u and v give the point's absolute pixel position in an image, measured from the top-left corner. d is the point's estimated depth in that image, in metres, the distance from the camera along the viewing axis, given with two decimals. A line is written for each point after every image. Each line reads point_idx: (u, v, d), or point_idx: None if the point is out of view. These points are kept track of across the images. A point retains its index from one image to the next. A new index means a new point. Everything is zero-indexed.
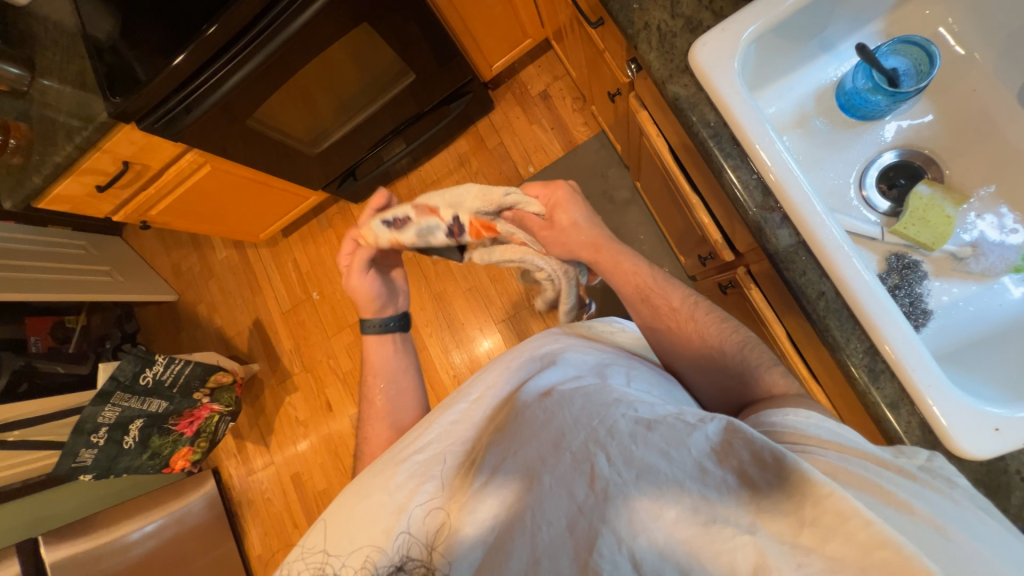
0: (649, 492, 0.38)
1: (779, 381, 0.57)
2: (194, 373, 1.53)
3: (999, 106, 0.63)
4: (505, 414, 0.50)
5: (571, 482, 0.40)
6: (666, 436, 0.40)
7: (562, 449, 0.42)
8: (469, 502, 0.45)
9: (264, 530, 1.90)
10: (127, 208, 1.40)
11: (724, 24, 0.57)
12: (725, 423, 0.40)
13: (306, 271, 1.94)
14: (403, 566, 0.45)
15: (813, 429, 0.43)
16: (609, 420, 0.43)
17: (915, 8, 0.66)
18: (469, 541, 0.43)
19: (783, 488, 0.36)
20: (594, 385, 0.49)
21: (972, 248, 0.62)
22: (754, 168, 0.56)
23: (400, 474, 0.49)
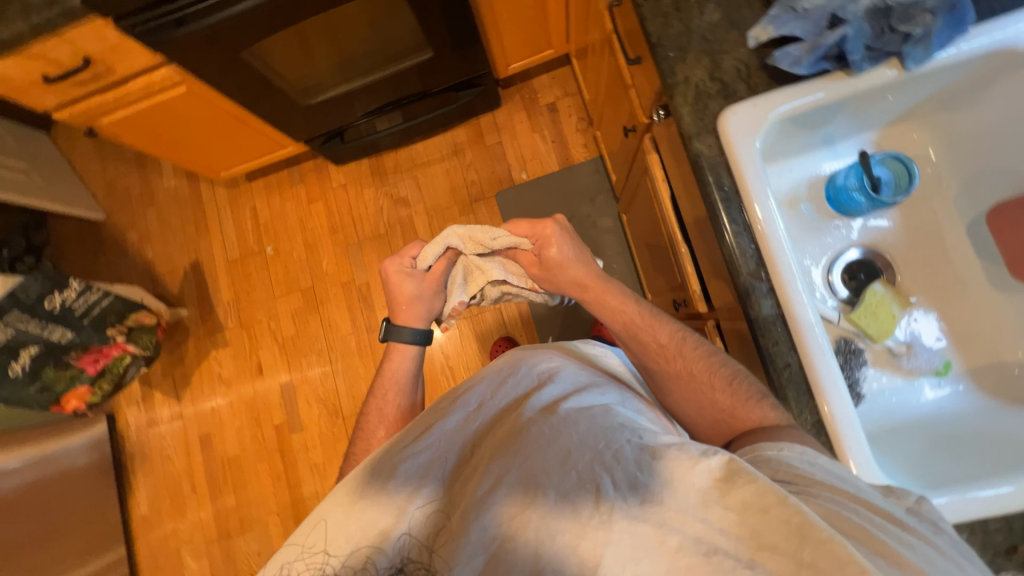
0: (653, 518, 0.42)
1: (769, 413, 0.57)
2: (113, 307, 1.38)
3: (951, 231, 0.72)
4: (509, 426, 0.53)
5: (576, 500, 0.44)
6: (669, 467, 0.44)
7: (569, 466, 0.46)
8: (471, 510, 0.46)
9: (156, 488, 1.78)
10: (73, 108, 1.21)
11: (755, 99, 0.61)
12: (725, 458, 0.44)
13: (264, 222, 1.80)
14: (403, 567, 0.47)
15: (807, 468, 0.47)
16: (615, 445, 0.47)
17: (905, 129, 0.74)
18: (469, 548, 0.44)
19: (785, 529, 0.38)
20: (597, 409, 0.53)
21: (906, 347, 0.71)
22: (755, 239, 0.60)
23: (401, 473, 0.51)
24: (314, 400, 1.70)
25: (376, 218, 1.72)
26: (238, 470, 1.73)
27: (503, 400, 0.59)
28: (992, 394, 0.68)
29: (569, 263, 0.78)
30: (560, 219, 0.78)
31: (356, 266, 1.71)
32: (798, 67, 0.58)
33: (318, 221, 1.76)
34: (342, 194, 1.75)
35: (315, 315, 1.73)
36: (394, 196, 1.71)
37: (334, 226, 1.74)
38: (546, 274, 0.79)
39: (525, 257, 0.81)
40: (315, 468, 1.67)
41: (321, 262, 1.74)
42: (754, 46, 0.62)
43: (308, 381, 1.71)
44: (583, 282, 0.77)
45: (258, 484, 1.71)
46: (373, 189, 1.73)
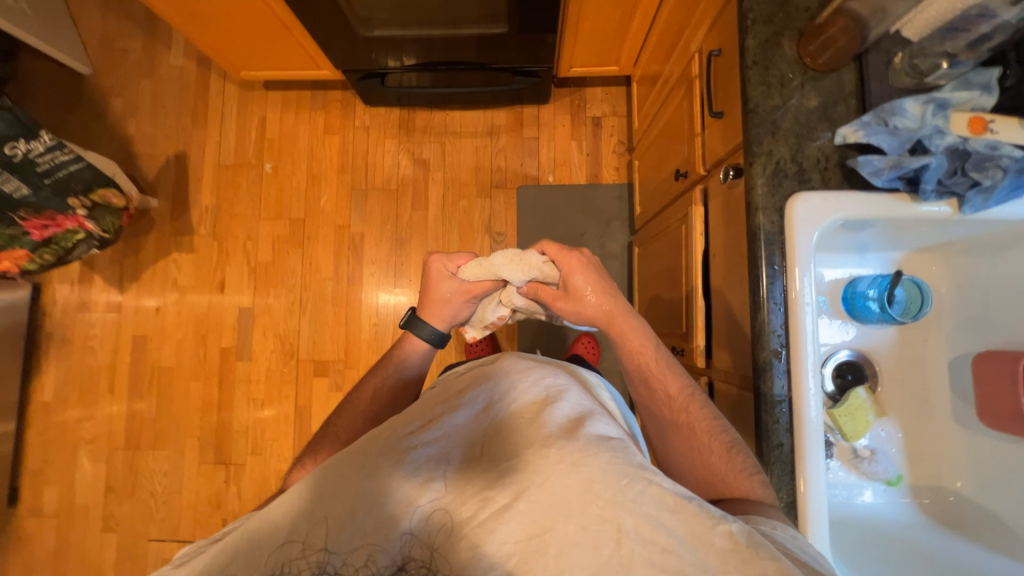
0: (669, 569, 0.44)
1: (757, 489, 0.59)
2: (81, 176, 1.23)
3: (935, 360, 0.79)
4: (525, 437, 0.53)
5: (597, 538, 0.46)
6: (688, 522, 0.46)
7: (590, 500, 0.47)
8: (491, 522, 0.47)
9: (67, 378, 1.64)
10: None
11: (826, 193, 0.63)
12: (745, 529, 0.46)
13: (269, 137, 1.68)
14: (404, 565, 0.48)
15: (803, 548, 0.50)
16: (637, 486, 0.48)
17: (928, 260, 0.80)
18: (488, 559, 0.46)
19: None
20: (614, 440, 0.53)
21: (870, 452, 0.77)
22: (786, 321, 0.63)
23: (410, 469, 0.51)
24: (271, 335, 1.61)
25: (390, 171, 1.65)
26: (167, 383, 1.62)
27: (512, 403, 0.57)
28: (928, 513, 0.76)
29: (596, 299, 0.74)
30: (586, 250, 0.75)
31: (355, 213, 1.64)
32: (876, 177, 0.62)
33: (329, 154, 1.66)
34: (362, 136, 1.66)
35: (297, 250, 1.64)
36: (415, 156, 1.65)
37: (344, 165, 1.66)
38: (569, 305, 0.75)
39: (550, 289, 0.77)
40: (252, 402, 1.60)
41: (320, 197, 1.65)
42: (839, 142, 0.64)
43: (269, 314, 1.62)
44: (607, 316, 0.75)
45: (185, 403, 1.61)
46: (395, 141, 1.66)
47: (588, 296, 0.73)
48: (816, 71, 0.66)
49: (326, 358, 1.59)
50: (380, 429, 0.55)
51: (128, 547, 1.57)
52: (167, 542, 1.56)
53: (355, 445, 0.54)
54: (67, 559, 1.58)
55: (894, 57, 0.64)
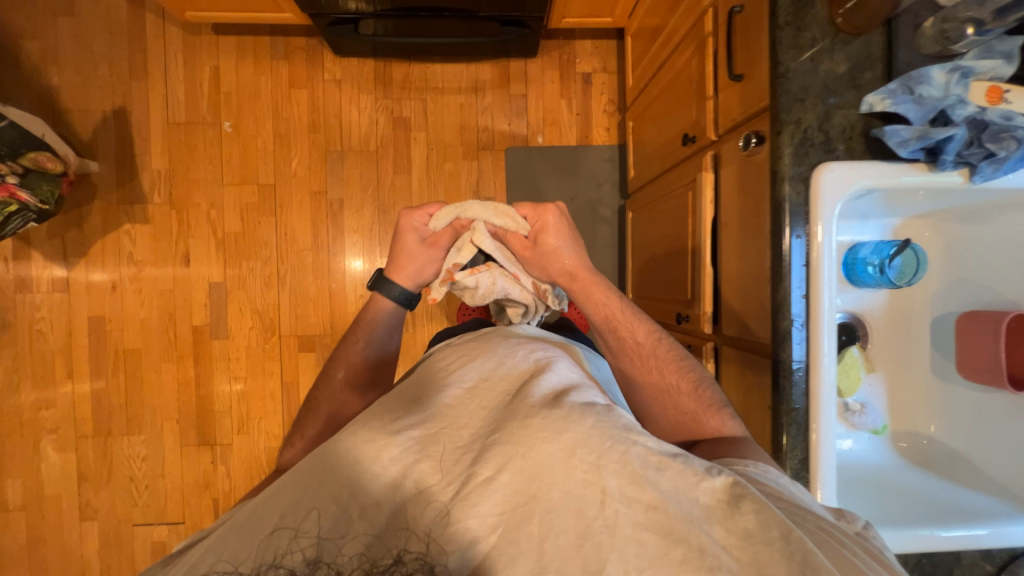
0: (657, 528, 0.40)
1: (726, 423, 0.65)
2: (5, 136, 1.08)
3: (920, 320, 0.85)
4: (511, 411, 0.50)
5: (582, 502, 0.42)
6: (674, 479, 0.43)
7: (573, 465, 0.43)
8: (472, 495, 0.43)
9: (16, 365, 1.49)
10: None
11: (851, 163, 0.64)
12: (729, 479, 0.43)
13: (226, 91, 1.49)
14: (403, 559, 0.41)
15: (773, 483, 0.49)
16: (623, 446, 0.44)
17: (921, 225, 0.83)
18: (469, 535, 0.41)
19: (785, 563, 0.38)
20: (600, 405, 0.50)
21: (860, 407, 0.84)
22: (806, 291, 0.65)
23: (394, 447, 0.47)
24: (248, 310, 1.52)
25: (368, 131, 1.52)
26: (135, 365, 1.51)
27: (501, 379, 0.57)
28: (906, 455, 0.85)
29: (563, 252, 0.77)
30: (560, 206, 0.78)
31: (332, 178, 1.52)
32: (901, 149, 0.62)
33: (296, 111, 1.51)
34: (334, 91, 1.51)
35: (270, 218, 1.51)
36: (394, 113, 1.52)
37: (315, 123, 1.51)
38: (536, 257, 0.78)
39: (516, 240, 0.78)
40: (233, 381, 1.52)
41: (290, 159, 1.51)
42: (865, 111, 0.64)
43: (244, 288, 1.51)
44: (573, 273, 0.77)
45: (159, 386, 1.51)
46: (371, 96, 1.52)
47: (558, 251, 0.77)
48: (846, 35, 0.65)
49: (311, 332, 1.53)
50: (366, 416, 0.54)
51: (111, 533, 1.51)
52: (155, 525, 1.51)
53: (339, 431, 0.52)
54: (44, 550, 1.51)
55: (924, 22, 0.62)
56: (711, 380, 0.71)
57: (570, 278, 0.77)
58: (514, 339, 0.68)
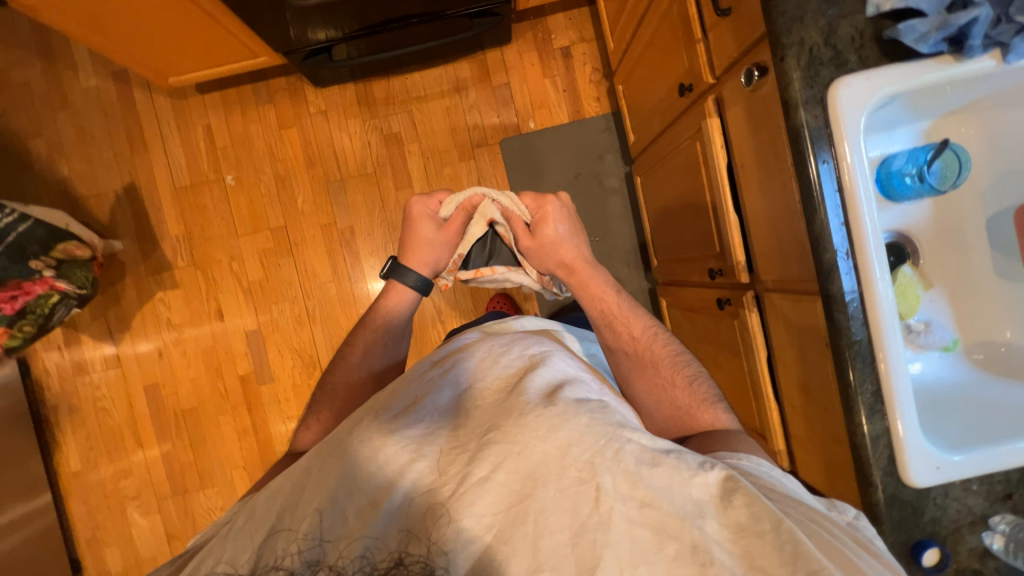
0: (651, 524, 0.46)
1: (721, 417, 0.70)
2: (34, 235, 1.13)
3: (972, 224, 0.79)
4: (505, 409, 0.56)
5: (576, 499, 0.47)
6: (669, 474, 0.49)
7: (568, 462, 0.49)
8: (468, 494, 0.48)
9: (90, 444, 1.58)
10: None
11: (868, 73, 0.60)
12: (723, 474, 0.50)
13: (221, 146, 1.53)
14: (404, 560, 0.47)
15: (763, 474, 0.56)
16: (617, 443, 0.50)
17: (958, 122, 0.77)
18: (466, 535, 0.46)
19: (778, 554, 0.44)
20: (591, 404, 0.56)
21: (924, 325, 0.79)
22: (845, 218, 0.62)
23: (394, 446, 0.53)
24: (287, 351, 1.56)
25: (363, 154, 1.53)
26: (195, 423, 1.57)
27: (497, 377, 0.63)
28: (985, 367, 0.78)
29: (563, 243, 0.81)
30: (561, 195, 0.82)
31: (338, 207, 1.54)
32: (921, 45, 0.58)
33: (291, 150, 1.53)
34: (322, 122, 1.53)
35: (288, 260, 1.55)
36: (384, 131, 1.53)
37: (311, 158, 1.53)
38: (535, 248, 0.82)
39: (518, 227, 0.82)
40: (287, 420, 1.57)
41: (295, 199, 1.54)
42: (872, 15, 0.60)
43: (279, 330, 1.56)
44: (571, 262, 0.81)
45: (220, 438, 1.58)
46: (359, 120, 1.53)
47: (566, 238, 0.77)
48: None
49: None
50: (362, 419, 0.59)
51: None
52: None
53: (342, 430, 0.58)
54: None
55: None
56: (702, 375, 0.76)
57: (569, 265, 0.81)
58: (512, 337, 0.74)
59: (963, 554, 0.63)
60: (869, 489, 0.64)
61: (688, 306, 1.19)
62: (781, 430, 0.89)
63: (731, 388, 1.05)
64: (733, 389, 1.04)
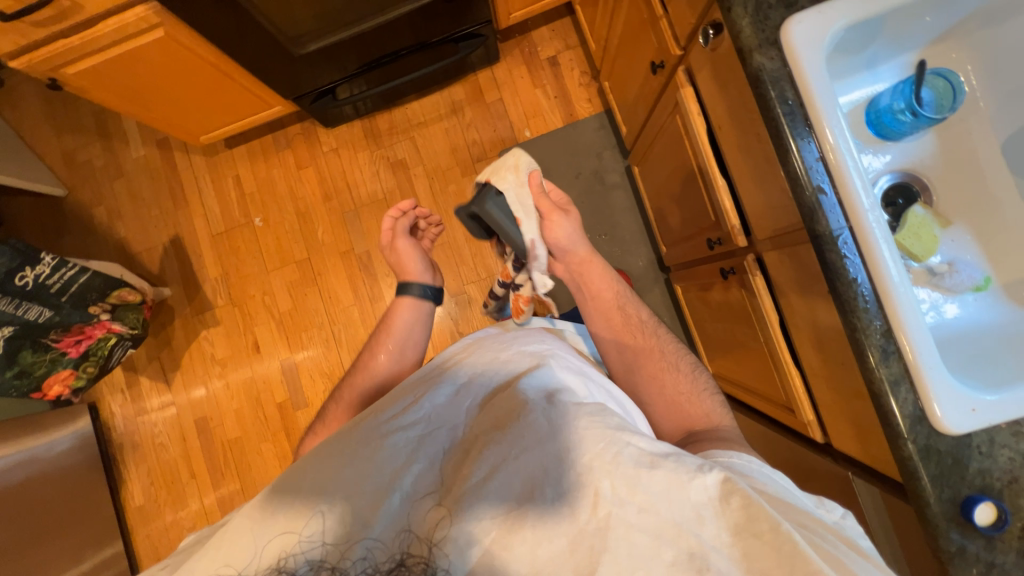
0: (649, 528, 0.44)
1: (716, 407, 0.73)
2: (93, 284, 1.25)
3: (986, 153, 0.73)
4: (505, 410, 0.54)
5: (575, 501, 0.46)
6: (667, 478, 0.45)
7: (568, 465, 0.47)
8: (467, 500, 0.47)
9: (151, 479, 1.70)
10: (41, 56, 1.03)
11: (820, 6, 0.59)
12: (722, 476, 0.45)
13: (249, 192, 1.68)
14: (404, 561, 0.45)
15: (754, 472, 0.54)
16: (617, 445, 0.48)
17: (945, 49, 0.73)
18: (465, 540, 0.45)
19: (776, 556, 0.41)
20: (591, 405, 0.54)
21: (947, 266, 0.72)
22: (821, 155, 0.59)
23: (393, 450, 0.51)
24: (318, 375, 1.63)
25: (372, 183, 1.64)
26: (241, 452, 1.66)
27: (498, 377, 0.63)
28: None
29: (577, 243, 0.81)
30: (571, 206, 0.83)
31: (354, 235, 1.64)
32: None
33: (309, 188, 1.66)
34: (334, 159, 1.65)
35: (314, 289, 1.64)
36: (390, 159, 1.63)
37: (327, 193, 1.65)
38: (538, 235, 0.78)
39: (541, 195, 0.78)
40: None
41: (316, 232, 1.65)
42: None
43: (310, 357, 1.64)
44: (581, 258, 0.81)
45: (264, 465, 1.65)
46: (367, 152, 1.64)
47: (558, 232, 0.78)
48: None
49: None
50: (360, 418, 0.57)
51: None
52: None
53: (343, 429, 0.56)
54: None
55: None
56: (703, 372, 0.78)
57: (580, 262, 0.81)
58: (512, 336, 0.73)
59: None
60: (898, 441, 0.58)
61: (699, 285, 1.15)
62: (808, 399, 0.82)
63: (753, 364, 0.99)
64: (754, 365, 0.99)
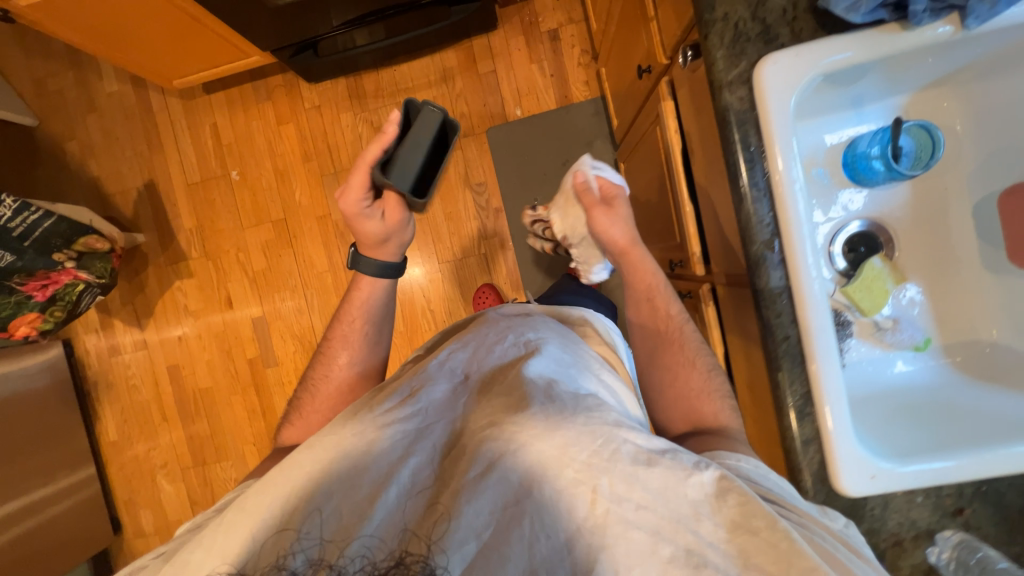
0: (647, 526, 0.45)
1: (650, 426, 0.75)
2: (57, 230, 1.24)
3: (956, 212, 0.71)
4: (506, 403, 0.54)
5: (574, 498, 0.47)
6: (663, 475, 0.47)
7: (565, 462, 0.48)
8: (463, 493, 0.48)
9: (124, 417, 1.76)
10: None
11: (799, 47, 0.54)
12: (717, 474, 0.47)
13: (227, 143, 1.62)
14: (402, 558, 0.47)
15: (759, 477, 0.53)
16: (614, 444, 0.49)
17: (937, 95, 0.69)
18: (456, 537, 0.46)
19: (772, 552, 0.43)
20: (587, 399, 0.55)
21: (892, 322, 0.72)
22: (774, 207, 0.57)
23: (388, 442, 0.53)
24: (289, 337, 1.65)
25: (354, 148, 1.58)
26: (211, 401, 1.71)
27: (491, 369, 0.62)
28: (964, 370, 0.71)
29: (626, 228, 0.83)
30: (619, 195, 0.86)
31: (332, 199, 1.60)
32: (853, 16, 0.51)
33: (289, 146, 1.60)
34: (316, 117, 1.58)
35: (289, 250, 1.63)
36: (374, 124, 1.56)
37: (307, 152, 1.59)
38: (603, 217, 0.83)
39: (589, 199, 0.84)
40: None
41: (294, 192, 1.61)
42: None
43: (281, 317, 1.65)
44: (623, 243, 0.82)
45: (233, 416, 1.71)
46: (350, 113, 1.57)
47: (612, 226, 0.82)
48: None
49: None
50: (349, 413, 0.57)
51: None
52: None
53: (334, 422, 0.57)
54: None
55: None
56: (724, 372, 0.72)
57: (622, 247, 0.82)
58: (502, 322, 0.70)
59: (904, 569, 0.59)
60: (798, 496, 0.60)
61: None
62: None
63: None
64: None
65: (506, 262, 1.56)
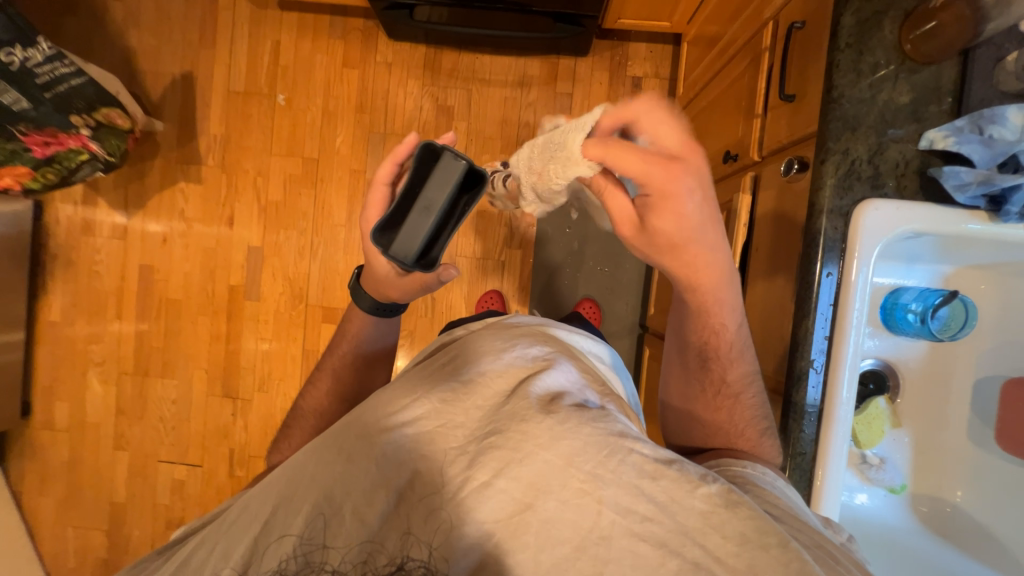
0: (652, 539, 0.42)
1: None
2: (83, 91, 1.16)
3: (959, 380, 0.78)
4: (513, 406, 0.49)
5: (578, 512, 0.43)
6: (669, 488, 0.44)
7: (570, 472, 0.44)
8: (469, 501, 0.44)
9: (73, 300, 1.63)
10: None
11: (900, 202, 0.60)
12: (722, 486, 0.45)
13: (283, 64, 1.56)
14: (403, 565, 0.43)
15: (767, 485, 0.54)
16: (619, 455, 0.45)
17: (977, 277, 0.77)
18: (465, 541, 0.43)
19: (779, 570, 0.40)
20: (593, 409, 0.50)
21: (878, 461, 0.78)
22: (830, 334, 0.62)
23: (388, 442, 0.48)
24: (280, 277, 1.59)
25: (411, 116, 1.55)
26: (175, 314, 1.62)
27: (501, 376, 0.54)
28: (924, 521, 0.79)
29: (693, 245, 0.54)
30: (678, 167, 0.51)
31: (372, 157, 1.56)
32: (958, 194, 0.58)
33: (346, 90, 1.55)
34: (384, 74, 1.55)
35: (310, 192, 1.57)
36: (438, 100, 1.54)
37: (362, 104, 1.55)
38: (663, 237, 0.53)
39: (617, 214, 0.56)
40: (259, 341, 1.60)
41: (335, 137, 1.56)
42: (924, 147, 0.59)
43: (279, 255, 1.59)
44: (698, 272, 0.56)
45: (193, 336, 1.62)
46: (418, 83, 1.55)
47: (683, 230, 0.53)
48: (914, 62, 0.59)
49: (336, 305, 1.58)
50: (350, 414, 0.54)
51: (137, 465, 1.64)
52: (175, 465, 1.64)
53: (346, 421, 0.54)
54: (80, 474, 1.65)
55: (1007, 55, 0.58)
56: (778, 429, 0.64)
57: (695, 278, 0.57)
58: (518, 329, 0.66)
59: None
60: None
61: None
62: None
63: None
64: None
65: (519, 276, 1.57)
